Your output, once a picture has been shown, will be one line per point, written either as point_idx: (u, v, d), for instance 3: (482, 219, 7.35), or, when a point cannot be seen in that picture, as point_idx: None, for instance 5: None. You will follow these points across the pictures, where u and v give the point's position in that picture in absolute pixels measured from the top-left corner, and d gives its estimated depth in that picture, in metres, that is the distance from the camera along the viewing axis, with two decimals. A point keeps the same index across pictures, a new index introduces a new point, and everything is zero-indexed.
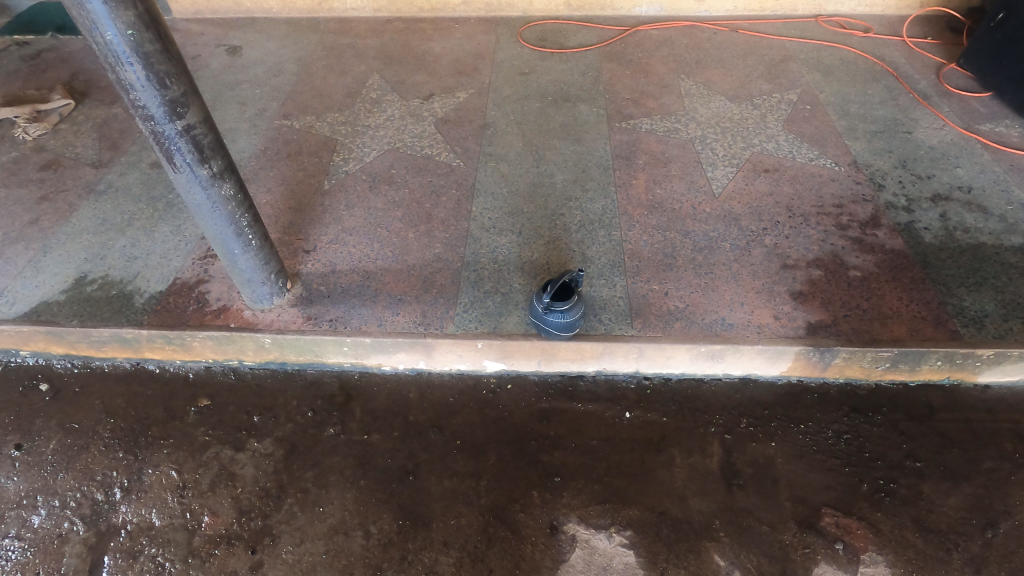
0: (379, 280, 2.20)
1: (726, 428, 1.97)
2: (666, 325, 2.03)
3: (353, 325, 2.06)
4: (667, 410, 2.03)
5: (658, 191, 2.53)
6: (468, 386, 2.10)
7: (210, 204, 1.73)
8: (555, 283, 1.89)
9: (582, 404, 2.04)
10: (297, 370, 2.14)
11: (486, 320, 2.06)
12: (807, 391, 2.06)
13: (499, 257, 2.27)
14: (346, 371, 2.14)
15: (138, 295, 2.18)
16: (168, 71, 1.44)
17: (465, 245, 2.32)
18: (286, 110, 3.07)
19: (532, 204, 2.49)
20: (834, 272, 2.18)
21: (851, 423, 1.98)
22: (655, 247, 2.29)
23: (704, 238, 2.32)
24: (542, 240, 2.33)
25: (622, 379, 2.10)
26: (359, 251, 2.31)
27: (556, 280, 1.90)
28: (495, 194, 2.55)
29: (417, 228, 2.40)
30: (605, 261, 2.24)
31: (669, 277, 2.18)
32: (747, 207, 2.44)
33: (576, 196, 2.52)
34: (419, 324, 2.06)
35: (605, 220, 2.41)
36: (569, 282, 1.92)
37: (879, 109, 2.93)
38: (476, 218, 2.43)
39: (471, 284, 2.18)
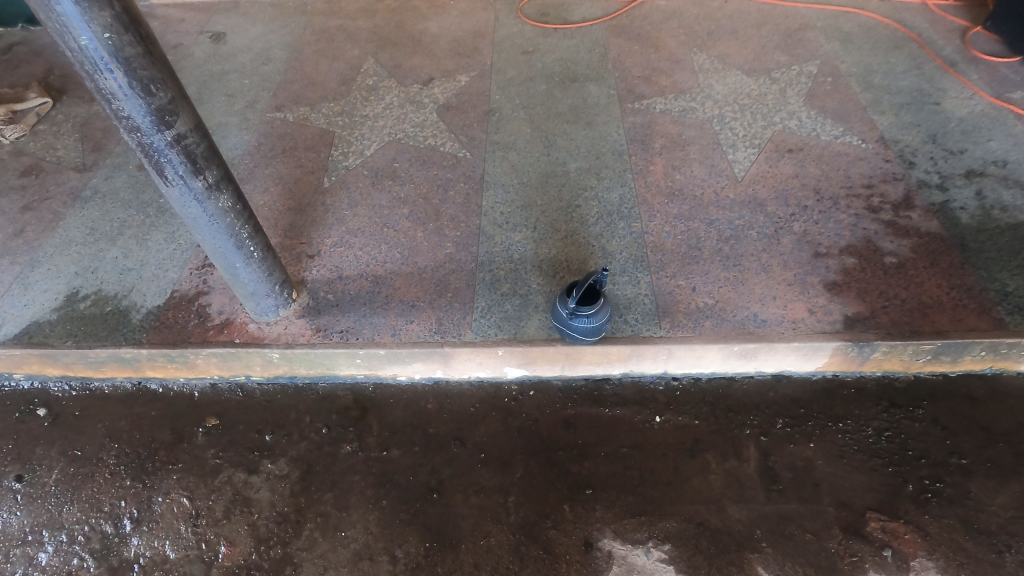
0: (389, 285, 2.08)
1: (762, 430, 1.89)
2: (695, 324, 1.93)
3: (365, 336, 1.95)
4: (700, 412, 1.94)
5: (677, 177, 2.39)
6: (489, 394, 2.00)
7: (207, 217, 1.59)
8: (580, 287, 1.77)
9: (608, 409, 1.95)
10: (308, 384, 2.03)
11: (506, 326, 1.95)
12: (844, 386, 1.97)
13: (514, 255, 2.15)
14: (359, 383, 2.03)
15: (135, 310, 2.06)
16: (152, 76, 1.29)
17: (478, 244, 2.20)
18: (278, 101, 2.90)
19: (546, 196, 2.36)
20: (868, 259, 2.07)
21: (891, 419, 1.90)
22: (678, 239, 2.17)
23: (729, 227, 2.20)
24: (559, 235, 2.21)
25: (650, 381, 2.00)
26: (367, 254, 2.19)
27: (581, 283, 1.78)
28: (506, 185, 2.41)
29: (426, 227, 2.27)
30: (628, 256, 2.12)
31: (695, 271, 2.07)
32: (773, 192, 2.31)
33: (591, 185, 2.38)
34: (435, 333, 1.95)
35: (624, 211, 2.28)
36: (597, 283, 1.81)
37: (904, 79, 2.78)
38: (488, 214, 2.30)
39: (487, 287, 2.06)
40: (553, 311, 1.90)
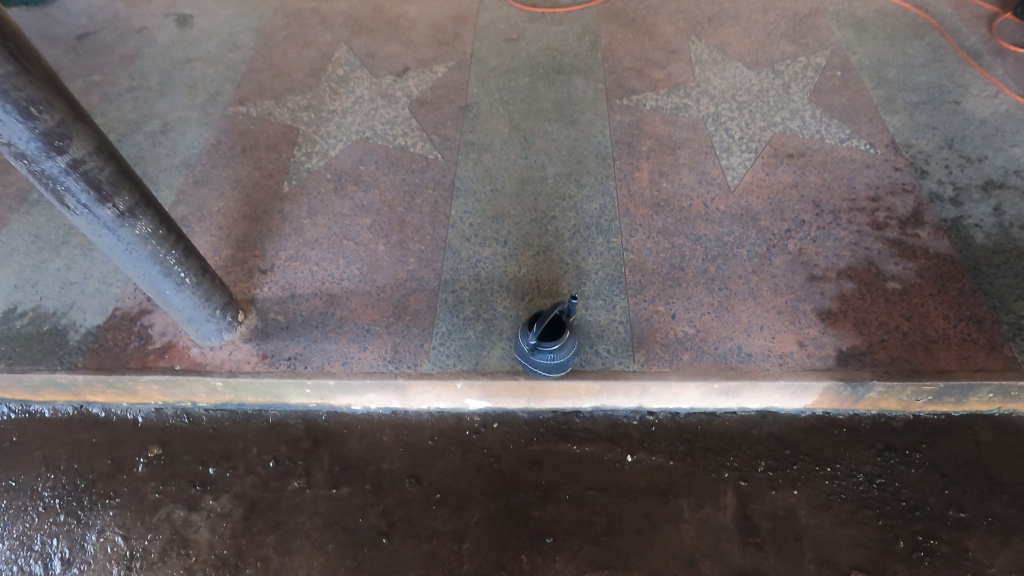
0: (344, 306, 1.93)
1: (742, 473, 1.74)
2: (672, 356, 1.76)
3: (314, 365, 1.81)
4: (675, 451, 1.79)
5: (663, 185, 2.19)
6: (450, 426, 1.85)
7: (123, 245, 1.44)
8: (543, 320, 1.61)
9: (577, 446, 1.81)
10: (257, 412, 1.90)
11: (466, 355, 1.80)
12: (835, 425, 1.81)
13: (481, 273, 1.98)
14: (312, 411, 1.90)
15: (73, 330, 1.93)
16: (32, 97, 1.12)
17: (443, 259, 2.03)
18: (242, 94, 2.70)
19: (520, 205, 2.17)
20: (869, 284, 1.88)
21: (884, 464, 1.74)
22: (660, 256, 1.98)
23: (718, 244, 2.01)
24: (531, 251, 2.03)
25: (623, 415, 1.85)
26: (323, 270, 2.03)
27: (545, 316, 1.63)
28: (477, 192, 2.22)
29: (389, 239, 2.10)
30: (604, 276, 1.95)
31: (676, 294, 1.89)
32: (768, 204, 2.11)
33: (570, 193, 2.19)
34: (389, 363, 1.80)
35: (603, 223, 2.09)
36: (563, 313, 1.65)
37: (921, 74, 2.52)
38: (456, 225, 2.12)
39: (449, 310, 1.90)
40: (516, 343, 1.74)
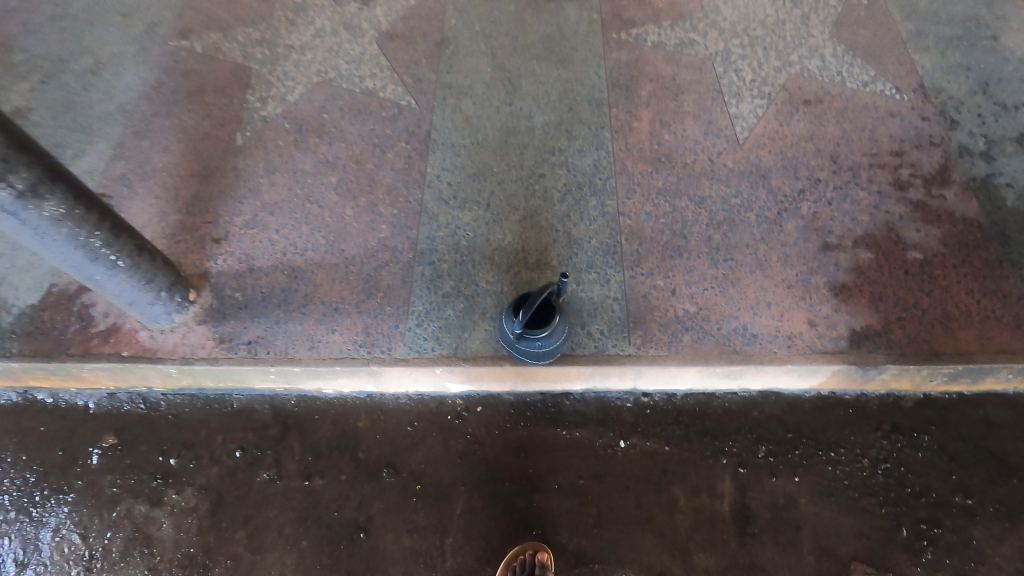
0: (308, 281, 1.73)
1: (741, 459, 1.64)
2: (672, 338, 1.61)
3: (277, 350, 1.65)
4: (671, 435, 1.68)
5: (664, 137, 1.95)
6: (430, 410, 1.72)
7: (31, 228, 1.21)
8: (529, 308, 1.42)
9: (566, 431, 1.69)
10: (220, 397, 1.75)
11: (445, 339, 1.64)
12: (840, 406, 1.70)
13: (461, 242, 1.77)
14: (280, 396, 1.75)
15: (4, 311, 1.72)
16: None
17: (419, 226, 1.81)
18: (184, 24, 2.28)
19: (504, 161, 1.92)
20: (887, 254, 1.71)
21: (891, 448, 1.65)
22: (660, 222, 1.79)
23: (723, 207, 1.81)
24: (516, 216, 1.82)
25: (616, 397, 1.72)
26: (284, 239, 1.81)
27: (531, 302, 1.43)
28: (456, 145, 1.96)
29: (357, 202, 1.87)
30: (597, 246, 1.75)
31: (677, 266, 1.71)
32: (781, 160, 1.89)
33: (560, 146, 1.94)
34: (361, 347, 1.64)
35: (597, 182, 1.86)
36: (552, 295, 1.47)
37: (959, 2, 2.21)
38: (433, 186, 1.89)
39: (426, 286, 1.71)
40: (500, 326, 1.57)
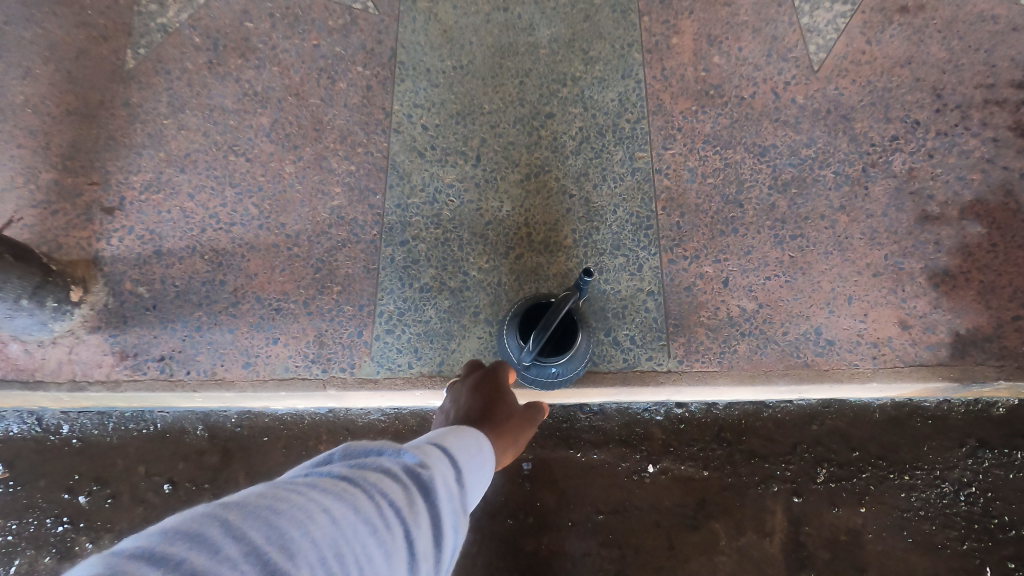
0: (239, 271, 1.29)
1: (795, 486, 1.33)
2: (724, 349, 1.25)
3: (202, 370, 1.25)
4: (711, 457, 1.34)
5: (713, 60, 1.43)
6: (408, 431, 1.33)
7: None
8: (541, 337, 1.02)
9: (581, 454, 1.35)
10: (137, 417, 1.36)
11: (426, 349, 1.25)
12: (918, 415, 1.37)
13: (442, 213, 1.32)
14: (214, 415, 1.36)
15: None
16: None
17: (386, 190, 1.35)
18: None
19: (498, 93, 1.41)
20: (1003, 227, 1.31)
21: (978, 468, 1.34)
22: (708, 184, 1.34)
23: (791, 161, 1.36)
24: (515, 174, 1.35)
25: (642, 410, 1.36)
26: (202, 209, 1.33)
27: (544, 325, 1.02)
28: (432, 70, 1.43)
29: (300, 154, 1.38)
30: (624, 218, 1.32)
31: (729, 246, 1.30)
32: (868, 93, 1.40)
33: (574, 72, 1.42)
34: (314, 364, 1.25)
35: (624, 126, 1.38)
36: (573, 302, 1.04)
37: None
38: (402, 131, 1.39)
39: (398, 276, 1.28)
40: (498, 338, 1.19)
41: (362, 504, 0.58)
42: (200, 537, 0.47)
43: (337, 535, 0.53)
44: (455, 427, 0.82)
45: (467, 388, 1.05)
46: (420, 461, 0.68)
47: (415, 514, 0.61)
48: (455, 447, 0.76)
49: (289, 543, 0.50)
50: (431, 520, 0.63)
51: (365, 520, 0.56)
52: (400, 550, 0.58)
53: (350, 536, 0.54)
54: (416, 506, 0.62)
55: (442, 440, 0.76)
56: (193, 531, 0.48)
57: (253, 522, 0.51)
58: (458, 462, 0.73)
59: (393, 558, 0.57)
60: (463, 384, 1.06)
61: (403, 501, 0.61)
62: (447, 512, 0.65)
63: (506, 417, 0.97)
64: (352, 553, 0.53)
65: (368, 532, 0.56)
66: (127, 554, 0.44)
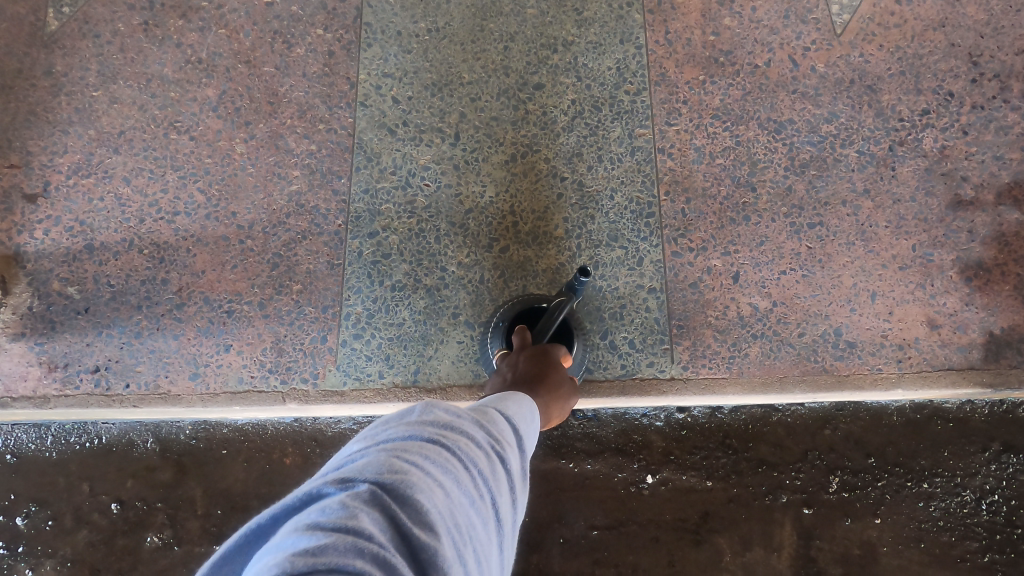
0: (185, 269, 1.14)
1: (807, 498, 1.22)
2: (732, 352, 1.12)
3: (145, 382, 1.11)
4: (715, 467, 1.22)
5: (723, 22, 1.26)
6: None
7: None
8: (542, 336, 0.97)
9: (574, 464, 1.22)
10: (77, 430, 1.21)
11: (400, 356, 1.11)
12: (940, 418, 1.24)
13: (417, 199, 1.17)
14: (163, 427, 1.21)
15: None
16: None
17: (352, 173, 1.18)
18: None
19: (479, 60, 1.23)
20: None
21: (1001, 475, 1.23)
22: (716, 165, 1.19)
23: (810, 139, 1.21)
24: (500, 154, 1.19)
25: (641, 416, 1.23)
26: (142, 197, 1.17)
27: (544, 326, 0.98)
28: (403, 33, 1.25)
29: (252, 131, 1.20)
30: (623, 205, 1.16)
31: (740, 236, 1.16)
32: (897, 60, 1.24)
33: (566, 36, 1.24)
34: (273, 374, 1.11)
35: (623, 98, 1.22)
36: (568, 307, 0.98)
37: None
38: (369, 104, 1.22)
39: (367, 273, 1.14)
40: (487, 363, 1.08)
41: (464, 474, 0.54)
42: (364, 515, 0.45)
43: (457, 507, 0.51)
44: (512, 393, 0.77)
45: (515, 352, 0.98)
46: (494, 422, 0.64)
47: (503, 480, 0.59)
48: (511, 407, 0.72)
49: (425, 518, 0.47)
50: (515, 483, 0.61)
51: (468, 491, 0.53)
52: (494, 519, 0.56)
53: (462, 508, 0.52)
54: (503, 472, 0.60)
55: (502, 404, 0.71)
56: (351, 513, 0.45)
57: (393, 501, 0.47)
58: (521, 422, 0.70)
59: (490, 526, 0.55)
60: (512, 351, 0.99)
61: (491, 469, 0.58)
62: (522, 472, 0.64)
63: (554, 385, 0.90)
64: (466, 526, 0.51)
65: (472, 503, 0.53)
66: (317, 543, 0.41)
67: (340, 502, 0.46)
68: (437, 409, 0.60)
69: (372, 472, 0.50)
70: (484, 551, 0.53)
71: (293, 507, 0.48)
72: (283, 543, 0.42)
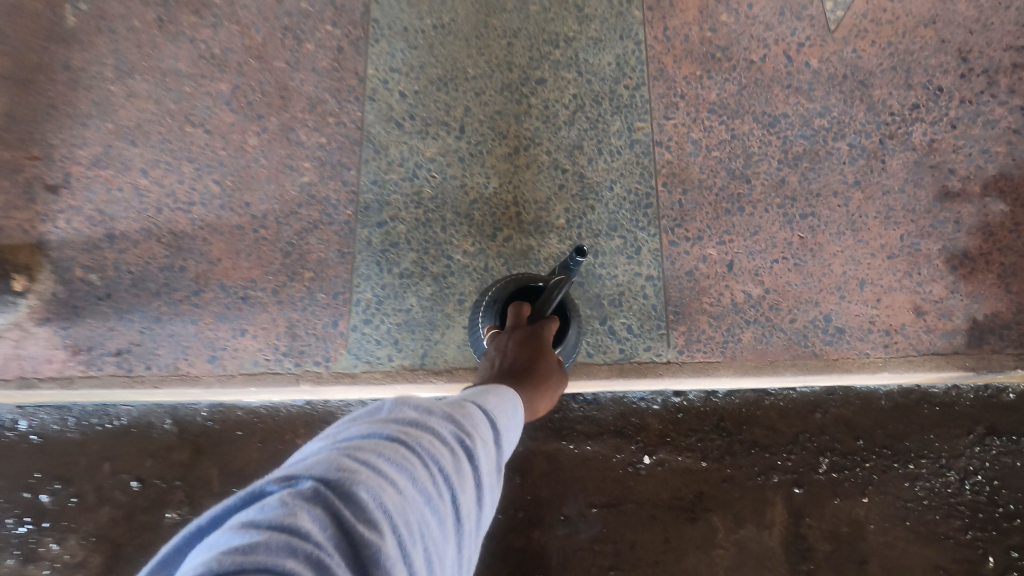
0: (202, 256, 1.18)
1: (797, 478, 1.27)
2: (726, 337, 1.17)
3: (164, 364, 1.16)
4: (709, 448, 1.27)
5: (720, 18, 1.30)
6: None
7: None
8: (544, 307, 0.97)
9: (574, 445, 1.27)
10: (98, 411, 1.27)
11: (408, 340, 1.16)
12: (926, 402, 1.29)
13: (423, 190, 1.21)
14: (182, 408, 1.26)
15: None
16: None
17: (360, 164, 1.23)
18: None
19: (483, 56, 1.27)
20: None
21: (985, 456, 1.28)
22: (712, 158, 1.23)
23: (803, 133, 1.25)
24: (503, 146, 1.23)
25: (639, 399, 1.28)
26: (159, 187, 1.22)
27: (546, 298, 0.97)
28: (410, 29, 1.29)
29: (264, 124, 1.25)
30: (622, 196, 1.21)
31: (735, 226, 1.20)
32: (888, 56, 1.28)
33: (567, 32, 1.28)
34: (286, 357, 1.16)
35: (622, 92, 1.26)
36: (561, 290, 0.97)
37: None
38: (377, 98, 1.26)
39: (376, 261, 1.18)
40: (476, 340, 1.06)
41: (420, 472, 0.56)
42: (304, 513, 0.47)
43: (408, 505, 0.52)
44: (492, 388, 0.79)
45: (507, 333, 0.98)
46: (464, 421, 0.65)
47: (466, 478, 0.60)
48: (491, 406, 0.74)
49: (370, 515, 0.49)
50: (478, 481, 0.62)
51: (424, 489, 0.55)
52: (452, 516, 0.57)
53: (415, 505, 0.53)
54: (467, 470, 0.61)
55: (477, 401, 0.73)
56: (292, 510, 0.47)
57: (338, 500, 0.49)
58: (497, 422, 0.72)
59: (447, 524, 0.56)
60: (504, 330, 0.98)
61: (452, 466, 0.59)
62: (489, 470, 0.65)
63: (544, 377, 0.92)
64: (417, 523, 0.52)
65: (428, 502, 0.55)
66: (251, 539, 0.43)
67: (284, 498, 0.48)
68: (401, 409, 0.62)
69: (323, 470, 0.52)
70: (438, 548, 0.54)
71: (236, 505, 0.49)
72: (220, 539, 0.44)
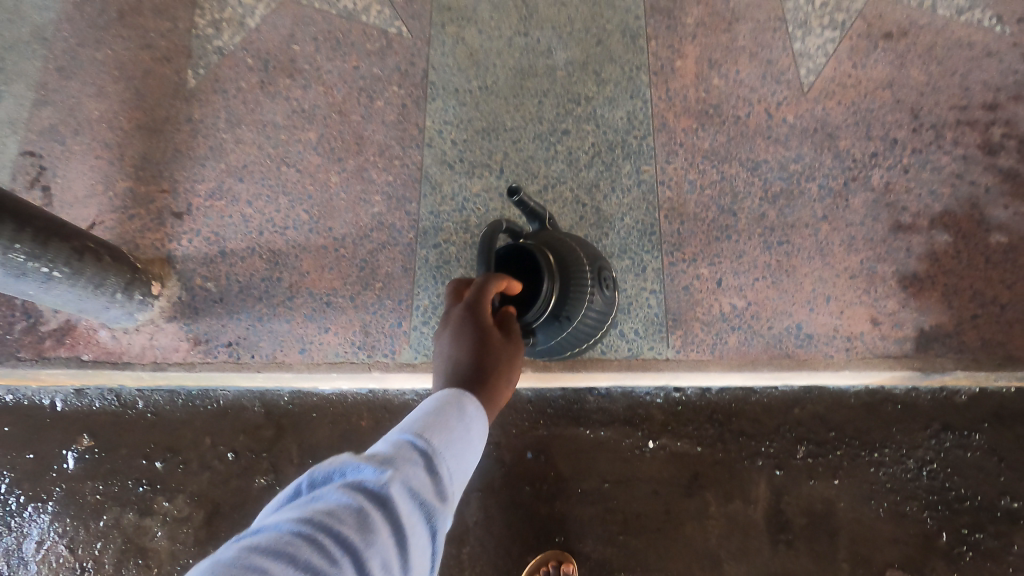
0: (295, 270, 1.49)
1: (778, 462, 1.51)
2: (715, 340, 1.45)
3: (264, 353, 1.48)
4: (704, 435, 1.52)
5: (712, 82, 1.59)
6: None
7: None
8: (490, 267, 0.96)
9: (590, 431, 1.53)
10: (200, 395, 1.55)
11: None
12: (890, 401, 1.51)
13: (471, 219, 1.51)
14: (270, 394, 1.54)
15: None
16: None
17: (420, 197, 1.53)
18: None
19: (519, 112, 1.58)
20: (966, 237, 1.49)
21: (939, 448, 1.50)
22: (704, 195, 1.51)
23: (781, 175, 1.53)
24: (535, 184, 1.53)
25: (644, 393, 1.54)
26: (261, 215, 1.53)
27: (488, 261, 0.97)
28: (460, 90, 1.60)
29: (343, 165, 1.56)
30: (631, 225, 1.49)
31: (723, 251, 1.48)
32: (852, 113, 1.56)
33: (587, 93, 1.59)
34: (360, 349, 1.46)
35: (631, 142, 1.55)
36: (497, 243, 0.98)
37: None
38: (434, 145, 1.57)
39: (432, 275, 1.48)
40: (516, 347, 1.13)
41: (307, 549, 0.60)
42: None
43: None
44: (426, 410, 0.81)
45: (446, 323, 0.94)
46: (378, 471, 0.69)
47: (371, 531, 0.64)
48: (422, 436, 0.77)
49: None
50: (386, 532, 0.65)
51: (309, 563, 0.59)
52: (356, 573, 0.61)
53: None
54: (370, 526, 0.64)
55: (410, 437, 0.77)
56: None
57: None
58: (428, 455, 0.75)
59: None
60: (439, 322, 0.93)
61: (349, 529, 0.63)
62: (408, 515, 0.68)
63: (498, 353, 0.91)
64: None
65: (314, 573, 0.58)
66: None
67: None
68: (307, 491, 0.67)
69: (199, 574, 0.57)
70: None
71: None
72: None
